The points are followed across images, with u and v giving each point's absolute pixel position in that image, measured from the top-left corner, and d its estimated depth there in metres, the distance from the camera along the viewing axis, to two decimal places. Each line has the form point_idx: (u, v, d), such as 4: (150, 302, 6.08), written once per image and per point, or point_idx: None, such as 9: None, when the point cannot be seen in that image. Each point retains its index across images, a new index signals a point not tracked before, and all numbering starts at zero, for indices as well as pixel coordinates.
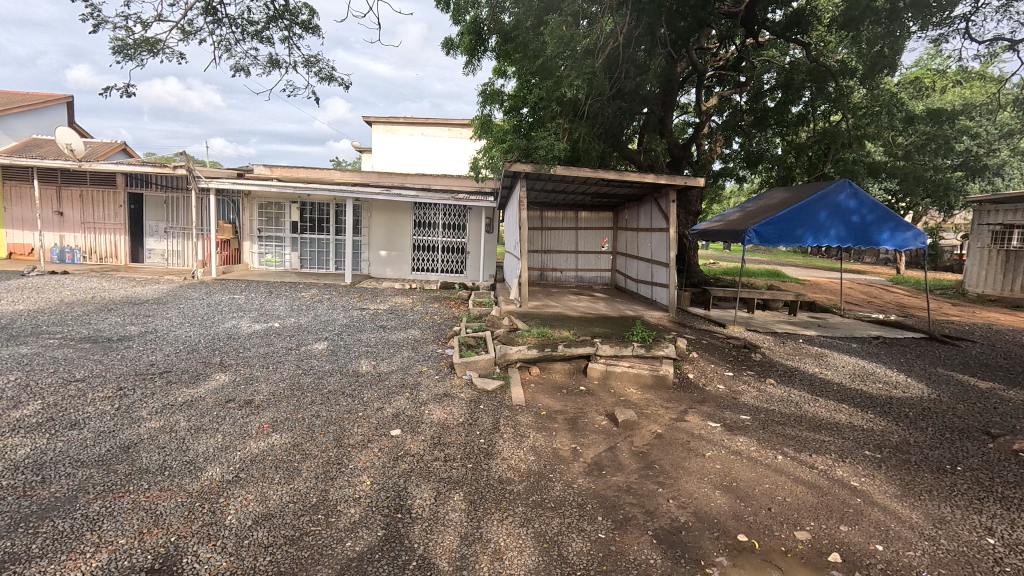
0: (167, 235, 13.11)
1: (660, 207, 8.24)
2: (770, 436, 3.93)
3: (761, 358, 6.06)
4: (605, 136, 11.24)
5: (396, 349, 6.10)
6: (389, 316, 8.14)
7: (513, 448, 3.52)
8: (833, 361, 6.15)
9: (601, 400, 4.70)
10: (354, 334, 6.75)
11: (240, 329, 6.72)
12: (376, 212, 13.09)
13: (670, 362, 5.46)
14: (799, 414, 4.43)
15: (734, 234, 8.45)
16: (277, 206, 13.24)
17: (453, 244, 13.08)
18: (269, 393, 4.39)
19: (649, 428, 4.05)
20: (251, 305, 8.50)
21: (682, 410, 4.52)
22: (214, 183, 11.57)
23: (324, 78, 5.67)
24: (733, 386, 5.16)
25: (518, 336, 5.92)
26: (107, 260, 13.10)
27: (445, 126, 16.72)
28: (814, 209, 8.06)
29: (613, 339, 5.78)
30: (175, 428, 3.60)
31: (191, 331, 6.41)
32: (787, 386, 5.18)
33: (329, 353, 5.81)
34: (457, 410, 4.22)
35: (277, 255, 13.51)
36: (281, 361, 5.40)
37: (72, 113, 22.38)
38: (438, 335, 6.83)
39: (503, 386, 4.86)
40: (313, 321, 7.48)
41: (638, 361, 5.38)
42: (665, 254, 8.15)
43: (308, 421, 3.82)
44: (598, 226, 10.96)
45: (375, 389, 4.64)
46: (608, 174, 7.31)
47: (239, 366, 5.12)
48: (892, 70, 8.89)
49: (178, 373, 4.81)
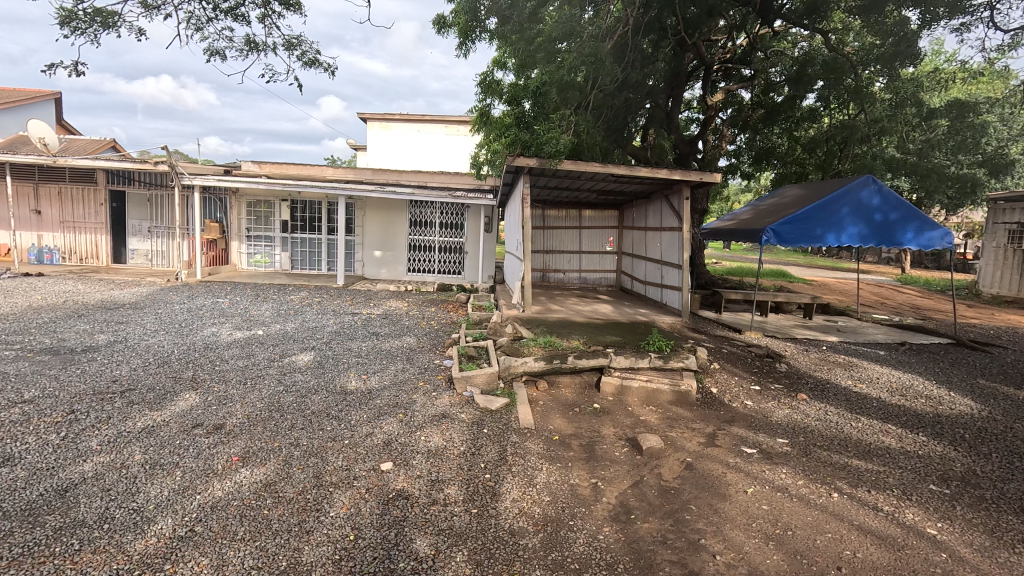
0: (151, 234, 12.55)
1: (671, 205, 7.75)
2: (816, 466, 3.45)
3: (787, 369, 5.57)
4: (609, 132, 10.75)
5: (390, 360, 5.57)
6: (382, 321, 7.61)
7: (525, 487, 3.02)
8: (864, 371, 5.67)
9: (618, 421, 4.19)
10: (344, 342, 6.22)
11: (221, 338, 6.19)
12: (370, 211, 12.53)
13: (691, 375, 4.96)
14: (842, 437, 3.94)
15: (749, 233, 7.94)
16: (266, 205, 12.70)
17: (450, 244, 12.57)
18: (243, 416, 3.85)
19: (677, 457, 3.55)
20: (235, 310, 7.95)
21: (711, 433, 4.02)
22: (199, 180, 10.97)
23: (309, 63, 5.14)
24: (762, 403, 4.67)
25: (523, 346, 5.40)
26: (87, 261, 12.52)
27: (441, 122, 16.20)
28: (834, 206, 7.57)
29: (627, 350, 5.28)
30: (128, 463, 3.07)
31: (165, 340, 5.87)
32: (822, 403, 4.68)
33: (316, 365, 5.29)
34: (457, 435, 3.71)
35: (266, 255, 12.95)
36: (261, 376, 4.86)
37: (59, 108, 21.72)
38: (436, 344, 6.30)
39: (509, 405, 4.35)
40: (300, 327, 6.94)
41: (656, 375, 4.88)
42: (676, 255, 7.65)
43: (285, 452, 3.29)
44: (603, 226, 10.46)
45: (364, 410, 4.11)
46: (617, 169, 6.79)
47: (213, 383, 4.58)
48: (914, 60, 8.42)
49: (143, 392, 4.26)
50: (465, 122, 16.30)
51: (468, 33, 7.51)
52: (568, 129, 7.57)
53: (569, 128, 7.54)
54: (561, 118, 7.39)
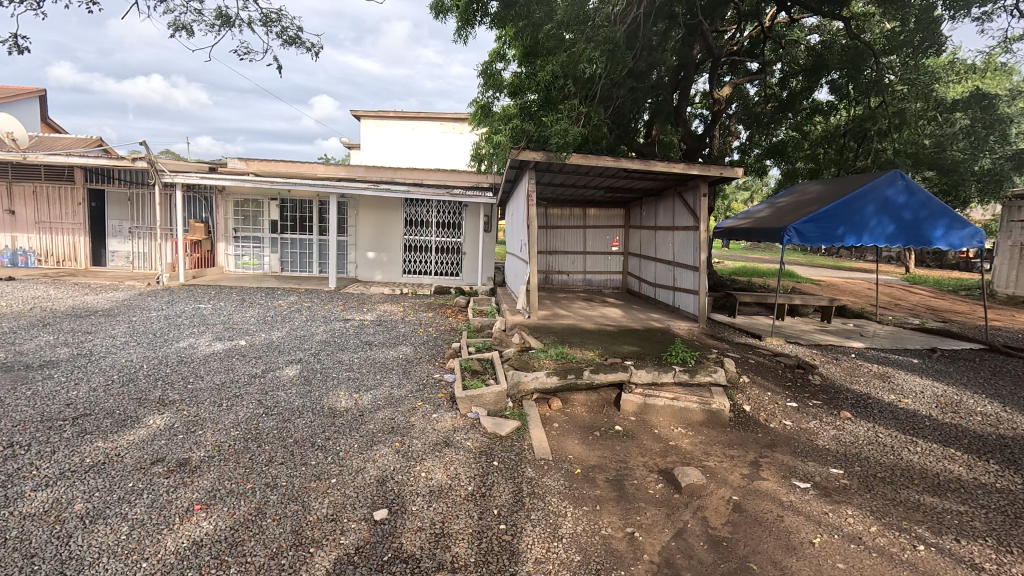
0: (132, 235, 11.94)
1: (685, 202, 7.25)
2: (887, 506, 2.95)
3: (822, 382, 5.07)
4: (614, 123, 10.15)
5: (384, 374, 5.02)
6: (376, 329, 7.06)
7: (549, 543, 2.49)
8: (903, 382, 5.20)
9: (646, 448, 3.67)
10: (334, 354, 5.67)
11: (197, 349, 5.61)
12: (363, 210, 11.96)
13: (720, 392, 4.46)
14: (904, 466, 3.44)
15: (769, 232, 7.45)
16: (254, 204, 12.09)
17: (448, 244, 12.04)
18: (212, 448, 3.29)
19: (721, 495, 3.03)
20: (217, 317, 7.37)
21: (753, 462, 3.51)
22: (180, 177, 10.38)
23: (288, 39, 4.95)
24: (803, 423, 4.16)
25: (532, 358, 4.86)
26: (65, 263, 11.89)
27: (436, 119, 15.69)
28: (862, 203, 7.07)
29: (648, 362, 4.76)
30: (64, 516, 2.51)
31: (134, 354, 5.30)
32: (869, 422, 4.18)
33: (302, 381, 4.73)
34: (463, 470, 3.17)
35: (255, 257, 12.35)
36: (239, 394, 4.30)
37: (44, 106, 21.00)
38: (435, 355, 5.76)
39: (520, 430, 3.82)
40: (287, 336, 6.40)
41: (683, 393, 4.37)
42: (692, 256, 7.15)
43: (258, 496, 2.75)
44: (608, 225, 9.94)
45: (354, 438, 3.57)
46: (630, 164, 6.29)
47: (182, 404, 4.02)
48: (941, 46, 7.94)
49: (99, 418, 3.69)
50: (461, 120, 15.77)
51: (468, 18, 7.14)
52: (579, 120, 7.04)
53: (579, 119, 7.01)
54: (571, 107, 6.86)
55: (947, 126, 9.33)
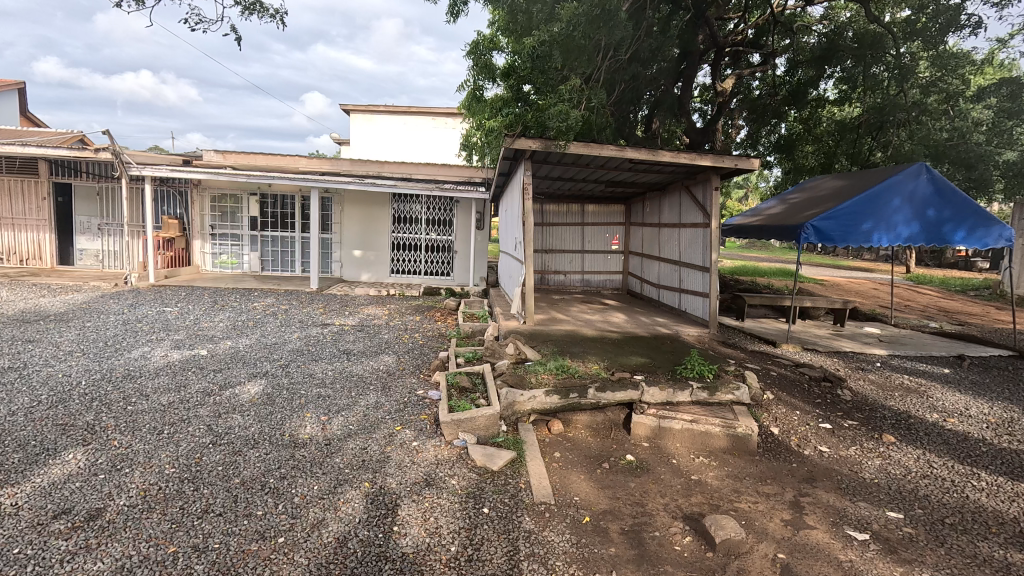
0: (101, 232, 11.21)
1: (694, 197, 6.69)
2: (971, 567, 2.38)
3: (853, 398, 4.52)
4: (617, 102, 9.70)
5: (360, 390, 4.41)
6: (357, 335, 6.42)
7: None
8: (942, 398, 4.65)
9: (666, 487, 3.08)
10: (306, 366, 5.03)
11: (149, 361, 4.95)
12: (348, 205, 11.30)
13: (744, 412, 3.89)
14: (977, 510, 2.87)
15: (782, 230, 6.90)
16: (232, 199, 11.42)
17: (439, 242, 11.43)
18: (136, 495, 2.67)
19: (764, 554, 2.45)
20: (182, 322, 6.70)
21: (795, 504, 2.93)
22: (149, 170, 9.65)
23: (246, 6, 4.30)
24: (843, 451, 3.60)
25: (529, 372, 4.25)
26: (29, 262, 11.16)
27: (428, 114, 15.04)
28: (882, 199, 6.55)
29: (660, 378, 4.18)
30: None
31: (75, 367, 4.64)
32: (918, 449, 3.62)
33: (263, 401, 4.10)
34: (446, 523, 2.56)
35: (234, 256, 11.67)
36: (185, 419, 3.66)
37: (22, 98, 20.07)
38: (420, 367, 5.15)
39: (517, 464, 3.23)
40: (257, 344, 5.75)
41: (702, 414, 3.80)
42: (701, 256, 6.58)
43: (179, 568, 2.14)
44: (608, 222, 9.38)
45: (315, 477, 2.95)
46: (636, 155, 5.68)
47: (114, 433, 3.38)
48: (968, 29, 7.41)
49: (4, 453, 3.04)
50: (453, 114, 15.14)
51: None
52: (580, 103, 6.42)
53: (578, 103, 6.41)
54: (572, 90, 6.24)
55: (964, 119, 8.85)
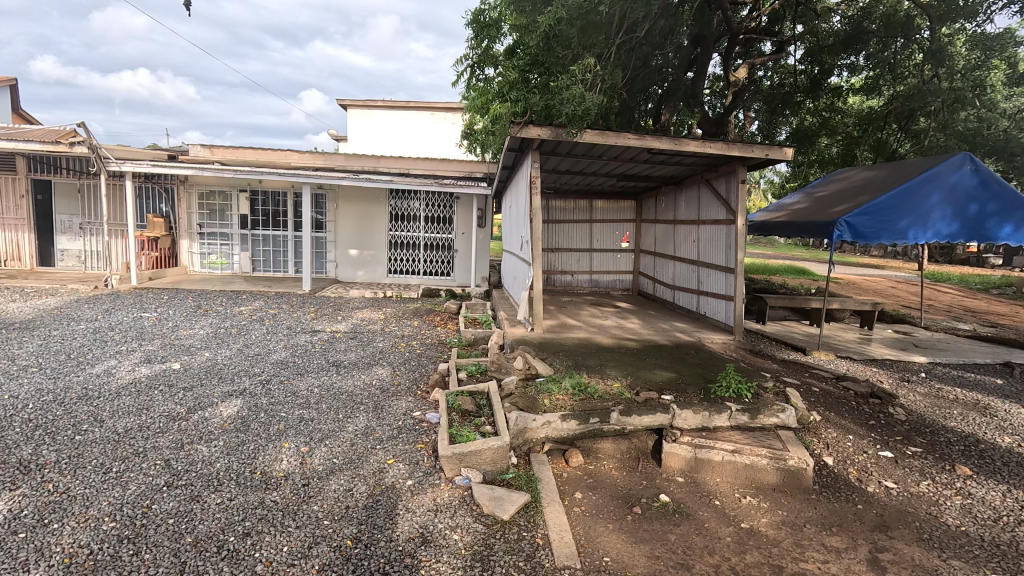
0: (83, 232, 10.65)
1: (715, 191, 6.14)
2: None
3: (909, 417, 3.97)
4: (631, 81, 9.12)
5: (349, 412, 3.87)
6: (349, 344, 5.88)
7: None
8: (1008, 417, 4.10)
9: (714, 542, 2.54)
10: (290, 382, 4.48)
11: (113, 377, 4.41)
12: (342, 202, 10.74)
13: (792, 439, 3.35)
14: None
15: (811, 225, 6.36)
16: (221, 196, 10.87)
17: (438, 241, 10.89)
18: (59, 565, 2.13)
19: None
20: (158, 330, 6.15)
21: (876, 565, 2.38)
22: (129, 165, 9.07)
23: None
24: (913, 488, 3.05)
25: (542, 392, 3.71)
26: (8, 263, 10.65)
27: (427, 108, 14.49)
28: (923, 192, 5.99)
29: (692, 398, 3.64)
30: None
31: (24, 386, 4.08)
32: (1003, 485, 3.07)
33: (236, 427, 3.55)
34: None
35: (223, 255, 11.11)
36: (140, 453, 3.10)
37: (14, 94, 19.44)
38: (417, 382, 4.61)
39: (533, 511, 2.69)
40: (238, 356, 5.21)
41: (745, 442, 3.26)
42: (723, 255, 6.04)
43: None
44: (617, 219, 8.84)
45: (286, 533, 2.40)
46: (656, 144, 5.12)
47: (50, 474, 2.82)
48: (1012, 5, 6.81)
49: None
50: (454, 109, 14.56)
51: None
52: (592, 85, 5.87)
53: (589, 86, 5.85)
54: (584, 70, 5.67)
55: (992, 109, 8.32)
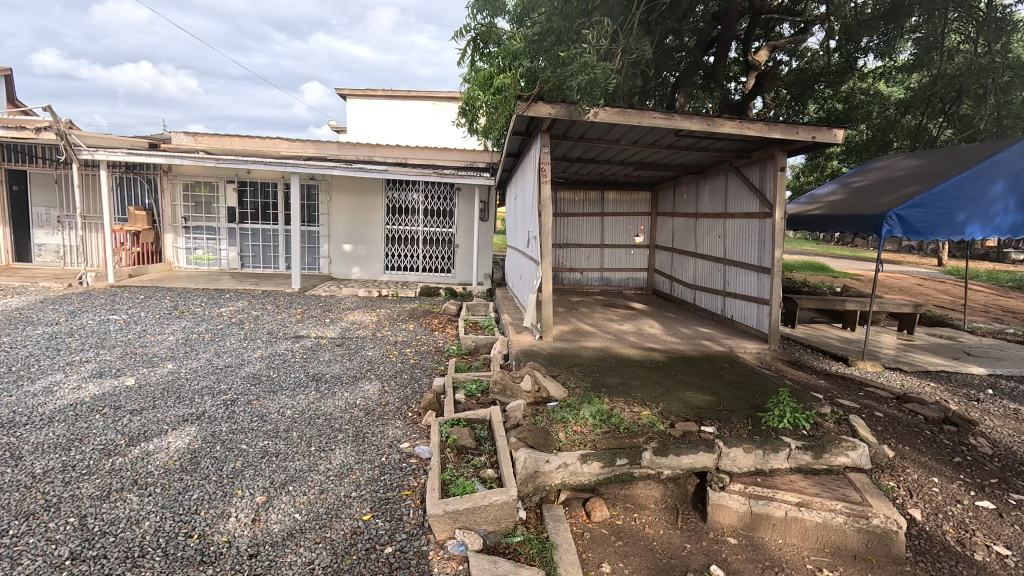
0: (61, 225, 10.02)
1: (747, 181, 5.44)
2: None
3: (997, 452, 3.29)
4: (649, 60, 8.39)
5: (325, 443, 3.22)
6: (335, 352, 5.21)
7: None
8: None
9: None
10: (261, 403, 3.83)
11: (51, 397, 3.75)
12: (335, 194, 10.06)
13: (868, 486, 2.68)
14: None
15: (852, 218, 5.63)
16: (207, 188, 10.21)
17: (438, 235, 10.22)
18: None
19: None
20: (124, 336, 5.49)
21: None
22: (104, 153, 8.41)
23: None
24: None
25: (556, 422, 3.04)
26: None
27: (429, 98, 13.77)
28: (984, 181, 5.26)
29: (741, 431, 2.97)
30: None
31: None
32: None
33: (184, 465, 2.91)
34: None
35: (210, 251, 10.49)
36: (50, 507, 2.45)
37: (9, 85, 18.75)
38: (408, 402, 3.95)
39: None
40: (206, 368, 4.55)
41: (813, 493, 2.59)
42: (756, 253, 5.34)
43: None
44: (631, 212, 8.15)
45: None
46: (686, 124, 4.42)
47: None
48: None
49: None
50: (456, 97, 13.84)
51: None
52: (609, 57, 5.17)
53: (608, 58, 5.12)
54: (600, 37, 4.96)
55: None
